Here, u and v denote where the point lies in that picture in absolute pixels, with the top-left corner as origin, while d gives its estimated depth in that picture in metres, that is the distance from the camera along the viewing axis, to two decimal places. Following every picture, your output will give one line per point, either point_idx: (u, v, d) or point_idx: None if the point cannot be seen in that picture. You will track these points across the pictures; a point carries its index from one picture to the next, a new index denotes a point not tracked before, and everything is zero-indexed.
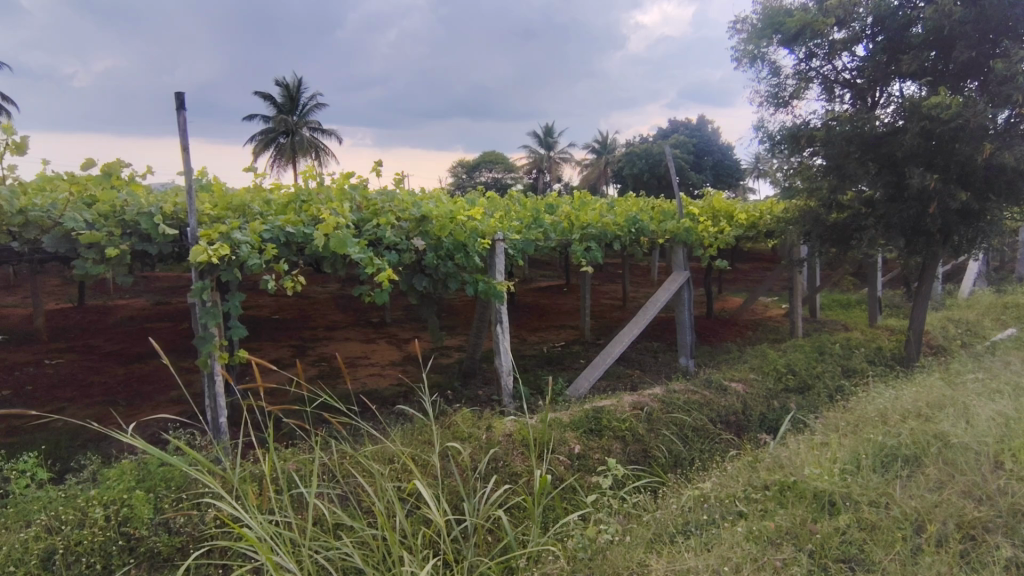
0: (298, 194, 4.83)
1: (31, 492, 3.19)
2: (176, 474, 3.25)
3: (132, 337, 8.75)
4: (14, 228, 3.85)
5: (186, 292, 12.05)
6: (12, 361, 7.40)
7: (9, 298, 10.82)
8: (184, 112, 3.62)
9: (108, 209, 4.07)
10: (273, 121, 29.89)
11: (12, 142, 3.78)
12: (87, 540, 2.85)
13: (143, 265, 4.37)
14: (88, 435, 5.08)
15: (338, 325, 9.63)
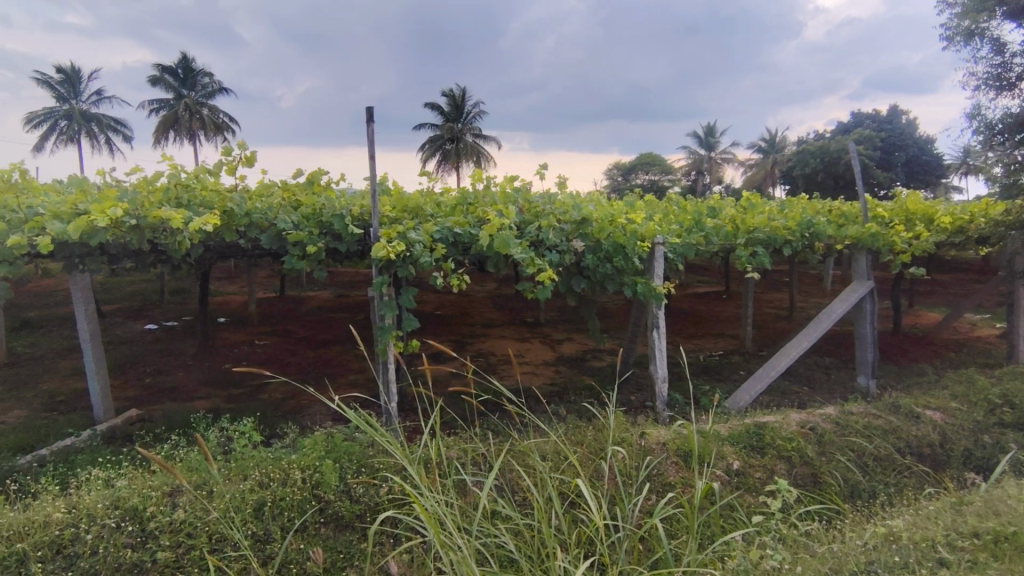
0: (465, 197, 5.13)
1: (247, 451, 3.67)
2: (357, 449, 3.64)
3: (320, 325, 9.94)
4: (241, 228, 4.57)
5: (364, 287, 13.38)
6: (232, 340, 8.78)
7: (231, 287, 12.91)
8: (373, 124, 4.02)
9: (310, 212, 4.66)
10: (440, 129, 32.05)
11: (243, 155, 4.48)
12: (289, 497, 3.28)
13: (334, 261, 4.93)
14: (286, 407, 5.88)
15: (494, 323, 10.06)
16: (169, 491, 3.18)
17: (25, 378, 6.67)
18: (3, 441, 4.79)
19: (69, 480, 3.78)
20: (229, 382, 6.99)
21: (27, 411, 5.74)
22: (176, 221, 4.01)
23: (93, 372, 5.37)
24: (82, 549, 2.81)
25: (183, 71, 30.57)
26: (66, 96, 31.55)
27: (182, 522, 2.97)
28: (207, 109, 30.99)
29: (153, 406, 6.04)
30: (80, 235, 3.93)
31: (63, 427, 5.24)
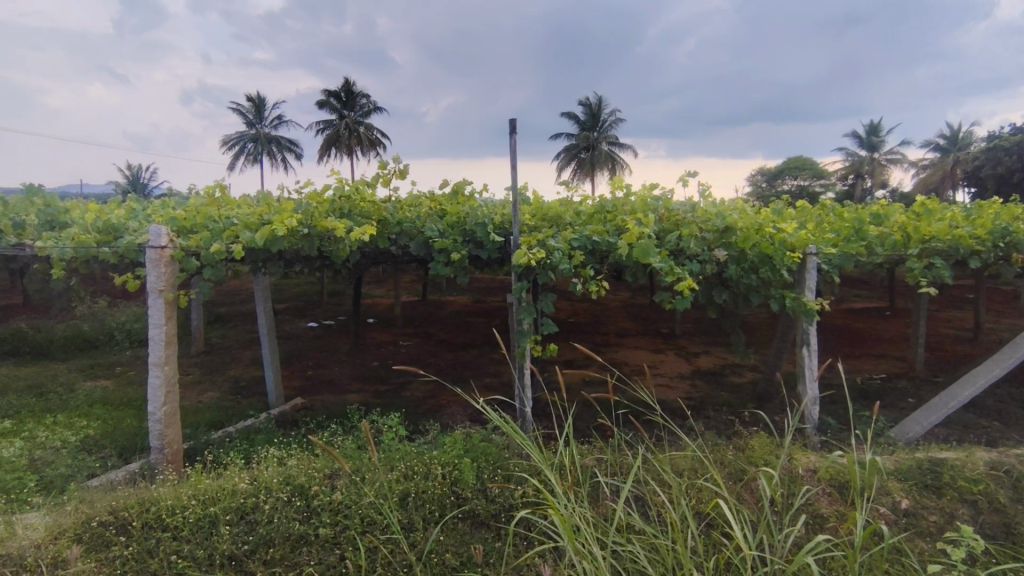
0: (603, 206, 5.12)
1: (394, 444, 3.95)
2: (493, 450, 3.77)
3: (458, 328, 10.43)
4: (393, 235, 4.95)
5: (498, 292, 13.84)
6: (380, 340, 9.52)
7: (380, 290, 14.01)
8: (515, 136, 4.16)
9: (456, 221, 4.92)
10: (575, 138, 32.24)
11: (397, 169, 4.86)
12: (431, 490, 3.47)
13: (476, 268, 5.16)
14: (427, 405, 6.24)
15: (627, 332, 9.89)
16: (330, 473, 3.55)
17: (216, 365, 7.76)
18: (200, 417, 5.60)
19: (250, 455, 4.33)
20: (378, 378, 7.58)
21: (217, 393, 6.67)
22: (341, 231, 4.45)
23: (269, 362, 6.12)
24: (260, 517, 3.18)
25: (345, 94, 33.82)
26: (253, 121, 36.37)
27: (340, 503, 3.27)
28: (364, 127, 34.05)
29: (315, 396, 6.72)
30: (265, 242, 4.50)
31: (245, 409, 6.01)
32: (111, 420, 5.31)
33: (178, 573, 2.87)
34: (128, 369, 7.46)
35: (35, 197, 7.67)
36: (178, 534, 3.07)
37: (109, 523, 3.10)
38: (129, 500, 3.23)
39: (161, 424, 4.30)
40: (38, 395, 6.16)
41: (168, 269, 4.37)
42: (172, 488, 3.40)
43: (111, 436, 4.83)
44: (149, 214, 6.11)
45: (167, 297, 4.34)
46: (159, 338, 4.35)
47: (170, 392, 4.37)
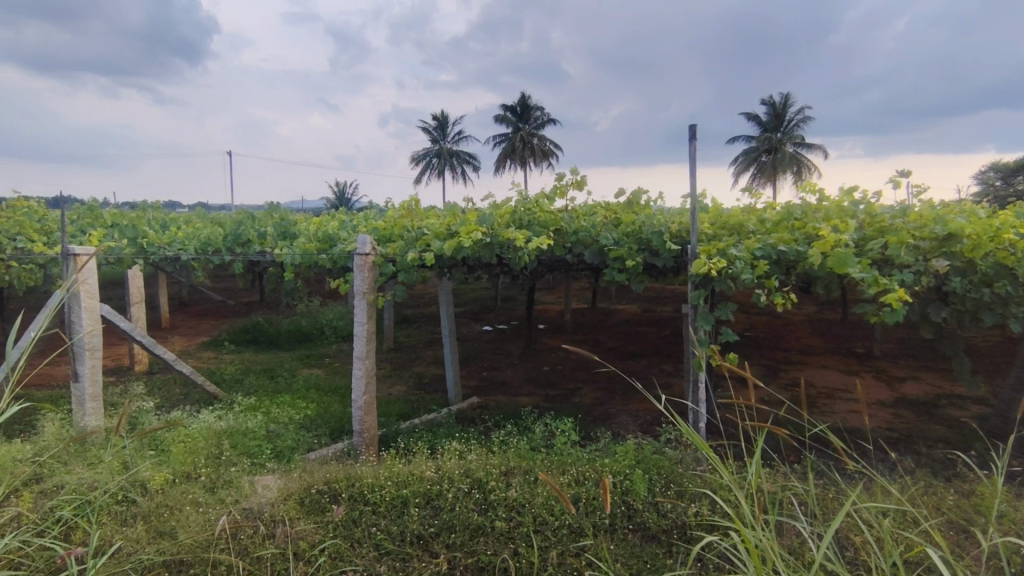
0: (792, 212, 4.72)
1: (566, 449, 4.04)
2: (666, 464, 3.68)
3: (627, 338, 10.29)
4: (568, 244, 5.07)
5: (668, 303, 13.39)
6: (549, 345, 9.76)
7: (550, 297, 14.38)
8: (694, 142, 4.01)
9: (630, 229, 4.87)
10: (757, 140, 30.12)
11: (575, 179, 4.97)
12: (601, 497, 3.46)
13: (650, 276, 5.06)
14: (596, 413, 6.25)
15: (815, 350, 8.96)
16: (505, 471, 3.75)
17: (404, 361, 8.57)
18: (392, 408, 6.23)
19: (435, 446, 4.72)
20: (548, 383, 7.78)
21: (405, 388, 7.37)
22: (520, 240, 4.67)
23: (450, 361, 6.60)
24: (444, 503, 3.46)
25: (520, 109, 35.35)
26: (438, 138, 39.67)
27: (514, 500, 3.44)
28: (536, 139, 35.32)
29: (489, 396, 7.11)
30: (452, 251, 4.90)
31: (429, 403, 6.56)
32: (323, 403, 6.13)
33: (376, 543, 3.22)
34: (335, 360, 8.57)
35: (273, 212, 9.18)
36: (376, 509, 3.45)
37: (323, 492, 3.58)
38: (339, 474, 3.71)
39: (362, 410, 4.87)
40: (270, 378, 7.34)
41: (370, 273, 4.93)
42: (372, 468, 3.84)
43: (323, 418, 5.58)
44: (357, 225, 6.98)
45: (369, 298, 4.90)
46: (363, 335, 4.93)
47: (369, 382, 4.92)
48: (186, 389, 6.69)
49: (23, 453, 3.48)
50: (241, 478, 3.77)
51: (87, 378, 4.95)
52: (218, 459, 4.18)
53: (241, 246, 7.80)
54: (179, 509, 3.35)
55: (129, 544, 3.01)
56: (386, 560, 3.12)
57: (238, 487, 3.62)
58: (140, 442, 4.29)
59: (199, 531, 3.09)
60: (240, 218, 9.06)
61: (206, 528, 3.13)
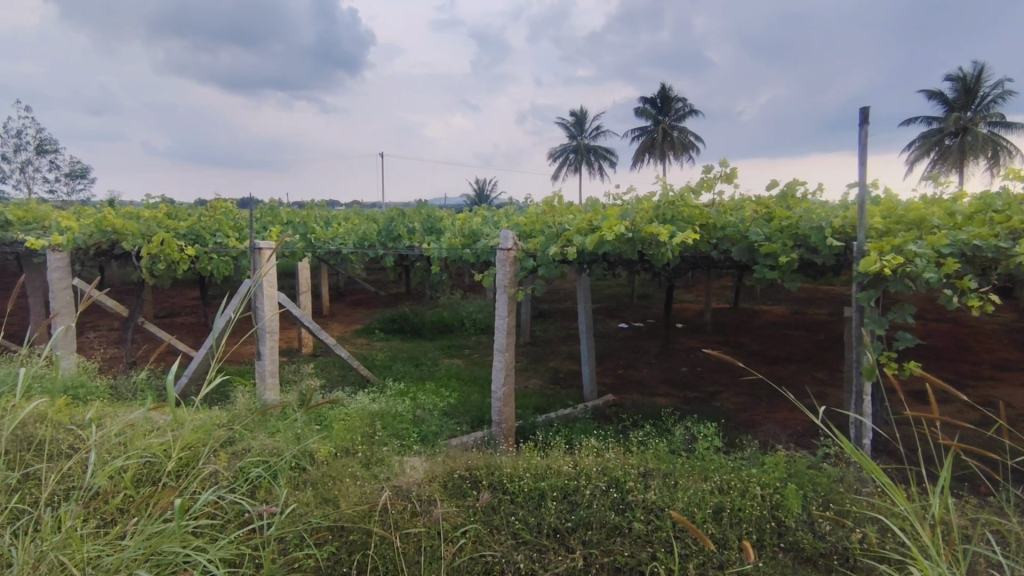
0: (991, 203, 4.07)
1: (709, 455, 3.84)
2: (824, 481, 3.36)
3: (775, 341, 9.56)
4: (715, 240, 4.83)
5: (824, 305, 12.22)
6: (687, 346, 9.36)
7: (689, 295, 13.79)
8: (867, 127, 3.59)
9: (785, 225, 4.48)
10: (940, 121, 26.41)
11: (724, 171, 4.69)
12: (747, 510, 3.24)
13: (807, 275, 4.66)
14: (740, 419, 5.88)
15: (1013, 365, 7.66)
16: (643, 472, 3.67)
17: (540, 356, 8.72)
18: (528, 400, 6.36)
19: (572, 442, 4.74)
20: (686, 384, 7.47)
21: (540, 381, 7.49)
22: (664, 235, 4.52)
23: (586, 358, 6.58)
24: (581, 500, 3.46)
25: (661, 100, 34.25)
26: (575, 134, 39.72)
27: (653, 503, 3.35)
28: (677, 131, 34.02)
29: (624, 395, 6.99)
30: (593, 246, 4.88)
31: (564, 398, 6.60)
32: (464, 392, 6.43)
33: (514, 532, 3.31)
34: (474, 351, 8.95)
35: (422, 210, 9.79)
36: (514, 498, 3.54)
37: (465, 477, 3.73)
38: (480, 461, 3.86)
39: (501, 401, 5.03)
40: (416, 366, 7.84)
41: (512, 268, 5.06)
42: (510, 459, 3.94)
43: (464, 407, 5.85)
44: (498, 221, 7.22)
45: (510, 293, 5.03)
46: (504, 328, 5.08)
47: (508, 375, 5.07)
48: (344, 371, 7.37)
49: (220, 418, 4.03)
50: (393, 457, 4.07)
51: (268, 357, 5.65)
52: (372, 438, 4.55)
53: (393, 241, 8.42)
54: (340, 481, 3.69)
55: (301, 506, 3.38)
56: (524, 549, 3.20)
57: (389, 465, 3.90)
58: (310, 416, 4.81)
59: (358, 502, 3.39)
60: (393, 215, 9.78)
61: (363, 500, 3.42)
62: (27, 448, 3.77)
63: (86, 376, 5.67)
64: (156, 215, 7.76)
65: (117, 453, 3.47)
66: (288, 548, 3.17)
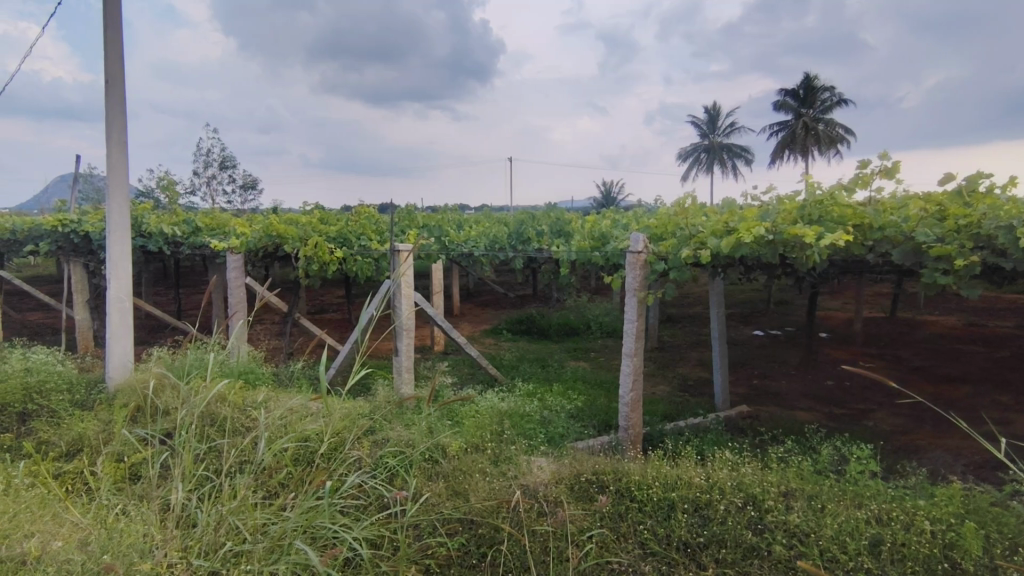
0: None
1: (864, 479, 3.48)
2: (1011, 522, 2.91)
3: (943, 356, 8.43)
4: (871, 242, 4.35)
5: (1008, 317, 10.54)
6: (834, 357, 8.55)
7: (836, 302, 12.59)
8: None
9: (961, 224, 3.93)
10: None
11: (886, 165, 4.22)
12: (913, 545, 2.88)
13: (988, 282, 4.06)
14: (900, 443, 5.25)
15: None
16: (784, 492, 3.41)
17: (668, 362, 8.43)
18: (656, 407, 6.18)
19: (704, 453, 4.52)
20: (833, 400, 6.83)
21: (668, 388, 7.23)
22: (810, 237, 4.16)
23: (718, 366, 6.25)
24: (713, 515, 3.29)
25: (805, 91, 31.69)
26: (707, 132, 37.99)
27: (796, 526, 3.10)
28: (824, 124, 31.30)
29: (760, 406, 6.54)
30: (729, 249, 4.62)
31: (694, 407, 6.31)
32: (590, 396, 6.40)
33: (641, 542, 3.23)
34: (599, 355, 8.87)
35: (550, 213, 9.92)
36: (642, 507, 3.44)
37: (592, 481, 3.70)
38: (607, 467, 3.80)
39: (629, 407, 4.93)
40: (542, 367, 7.94)
41: (641, 271, 4.96)
42: (638, 466, 3.84)
43: (589, 411, 5.82)
44: (627, 223, 7.10)
45: (640, 296, 4.92)
46: (632, 332, 4.98)
47: (636, 380, 4.96)
48: (473, 370, 7.65)
49: (364, 409, 4.36)
50: (520, 456, 4.13)
51: (405, 353, 6.02)
52: (500, 436, 4.67)
53: (523, 244, 8.62)
54: (471, 475, 3.83)
55: (434, 497, 3.56)
56: (651, 561, 3.12)
57: (517, 464, 3.97)
58: (443, 412, 5.04)
59: (487, 498, 3.49)
60: (522, 218, 10.00)
61: (492, 495, 3.51)
62: (210, 424, 4.33)
63: (255, 363, 6.41)
64: (312, 221, 8.60)
65: (279, 435, 3.88)
66: (422, 535, 3.35)
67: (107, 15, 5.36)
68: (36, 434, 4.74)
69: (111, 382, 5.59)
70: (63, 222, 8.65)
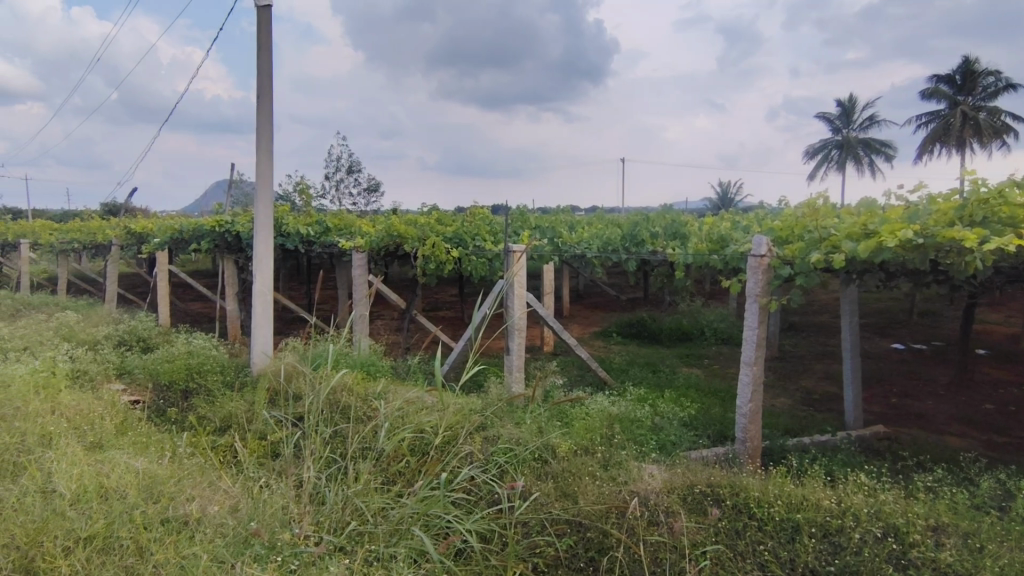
0: None
1: None
2: None
3: None
4: None
5: None
6: (994, 378, 7.53)
7: (997, 316, 11.08)
8: None
9: None
10: None
11: None
12: None
13: None
14: None
15: None
16: (932, 525, 3.07)
17: (791, 373, 7.87)
18: (778, 420, 5.78)
19: (834, 474, 4.16)
20: (992, 425, 6.02)
21: (790, 401, 6.74)
22: (970, 241, 3.69)
23: (850, 380, 5.73)
24: (846, 543, 3.02)
25: (962, 77, 28.27)
26: (841, 126, 35.03)
27: (947, 564, 2.77)
28: (985, 113, 27.73)
29: (900, 427, 5.91)
30: (868, 253, 4.22)
31: (821, 423, 5.83)
32: (704, 404, 6.13)
33: (762, 563, 3.04)
34: (713, 362, 8.47)
35: (665, 215, 9.65)
36: (763, 526, 3.24)
37: (707, 494, 3.53)
38: (723, 480, 3.62)
39: (746, 418, 4.67)
40: (652, 372, 7.73)
41: (764, 276, 4.65)
42: (759, 482, 3.61)
43: (703, 420, 5.57)
44: (749, 225, 6.72)
45: (763, 302, 4.62)
46: (753, 340, 4.69)
47: (755, 391, 4.68)
48: (582, 372, 7.62)
49: (476, 405, 4.47)
50: (631, 462, 4.04)
51: (515, 352, 6.11)
52: (610, 441, 4.61)
53: (637, 246, 8.48)
54: (580, 477, 3.81)
55: (543, 496, 3.59)
56: None
57: (627, 470, 3.87)
58: (552, 413, 5.06)
59: (596, 501, 3.45)
60: (635, 220, 9.81)
61: (601, 499, 3.47)
62: (337, 410, 4.66)
63: (376, 356, 6.82)
64: (431, 222, 8.98)
65: (398, 425, 4.10)
66: (531, 533, 3.38)
67: (260, 37, 5.96)
68: (195, 410, 5.38)
69: (253, 366, 6.21)
70: (220, 223, 9.72)
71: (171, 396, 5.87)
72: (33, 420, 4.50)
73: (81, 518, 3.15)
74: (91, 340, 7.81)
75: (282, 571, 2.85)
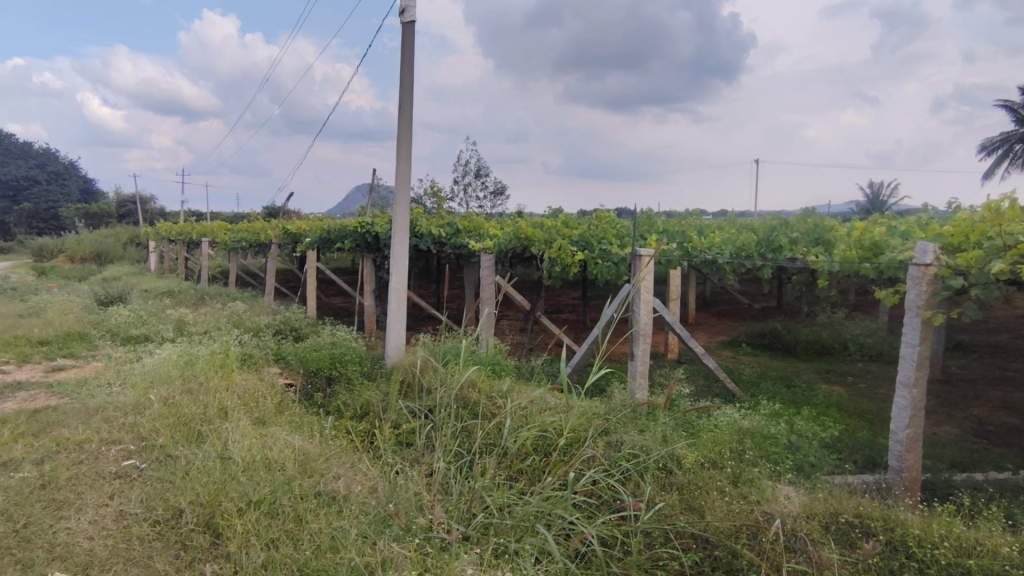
0: None
1: None
2: None
3: None
4: None
5: None
6: None
7: None
8: None
9: None
10: None
11: None
12: None
13: None
14: None
15: None
16: None
17: (958, 398, 6.94)
18: (942, 452, 5.12)
19: (1016, 518, 3.60)
20: None
21: (957, 430, 5.93)
22: None
23: None
24: None
25: None
26: None
27: None
28: None
29: None
30: None
31: (997, 459, 5.07)
32: (850, 426, 5.59)
33: None
34: (860, 380, 7.70)
35: (808, 219, 8.95)
36: (925, 569, 2.89)
37: (854, 525, 3.22)
38: (875, 511, 3.28)
39: (903, 446, 4.19)
40: (788, 387, 7.18)
41: (930, 288, 4.16)
42: (920, 518, 3.23)
43: (850, 443, 5.07)
44: (911, 230, 6.02)
45: (926, 316, 4.13)
46: (912, 359, 4.20)
47: (915, 416, 4.18)
48: (709, 382, 7.27)
49: (599, 411, 4.43)
50: (764, 481, 3.79)
51: (640, 358, 5.98)
52: (741, 456, 4.35)
53: (774, 252, 7.93)
54: (707, 492, 3.64)
55: (667, 508, 3.48)
56: None
57: (760, 488, 3.63)
58: (678, 423, 4.88)
59: (726, 518, 3.28)
60: (773, 225, 9.19)
61: (732, 517, 3.30)
62: (463, 405, 4.86)
63: (501, 355, 7.02)
64: (556, 225, 9.06)
65: (521, 423, 4.18)
66: (655, 544, 3.29)
67: (404, 51, 6.38)
68: (338, 396, 5.87)
69: (388, 359, 6.63)
70: (362, 224, 10.53)
71: (318, 382, 6.48)
72: (212, 395, 5.19)
73: (251, 484, 3.58)
74: (255, 328, 8.83)
75: (419, 553, 3.02)
